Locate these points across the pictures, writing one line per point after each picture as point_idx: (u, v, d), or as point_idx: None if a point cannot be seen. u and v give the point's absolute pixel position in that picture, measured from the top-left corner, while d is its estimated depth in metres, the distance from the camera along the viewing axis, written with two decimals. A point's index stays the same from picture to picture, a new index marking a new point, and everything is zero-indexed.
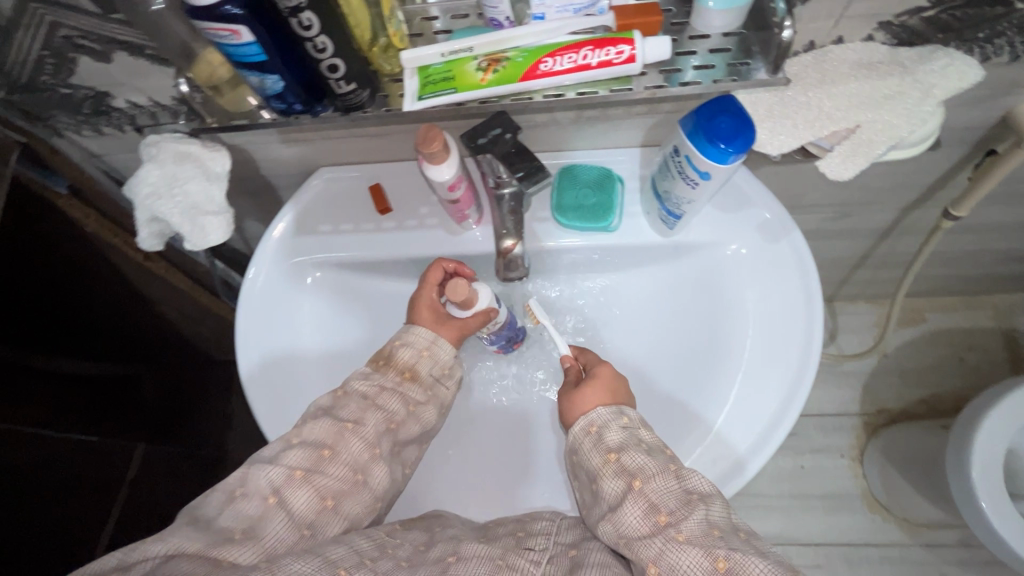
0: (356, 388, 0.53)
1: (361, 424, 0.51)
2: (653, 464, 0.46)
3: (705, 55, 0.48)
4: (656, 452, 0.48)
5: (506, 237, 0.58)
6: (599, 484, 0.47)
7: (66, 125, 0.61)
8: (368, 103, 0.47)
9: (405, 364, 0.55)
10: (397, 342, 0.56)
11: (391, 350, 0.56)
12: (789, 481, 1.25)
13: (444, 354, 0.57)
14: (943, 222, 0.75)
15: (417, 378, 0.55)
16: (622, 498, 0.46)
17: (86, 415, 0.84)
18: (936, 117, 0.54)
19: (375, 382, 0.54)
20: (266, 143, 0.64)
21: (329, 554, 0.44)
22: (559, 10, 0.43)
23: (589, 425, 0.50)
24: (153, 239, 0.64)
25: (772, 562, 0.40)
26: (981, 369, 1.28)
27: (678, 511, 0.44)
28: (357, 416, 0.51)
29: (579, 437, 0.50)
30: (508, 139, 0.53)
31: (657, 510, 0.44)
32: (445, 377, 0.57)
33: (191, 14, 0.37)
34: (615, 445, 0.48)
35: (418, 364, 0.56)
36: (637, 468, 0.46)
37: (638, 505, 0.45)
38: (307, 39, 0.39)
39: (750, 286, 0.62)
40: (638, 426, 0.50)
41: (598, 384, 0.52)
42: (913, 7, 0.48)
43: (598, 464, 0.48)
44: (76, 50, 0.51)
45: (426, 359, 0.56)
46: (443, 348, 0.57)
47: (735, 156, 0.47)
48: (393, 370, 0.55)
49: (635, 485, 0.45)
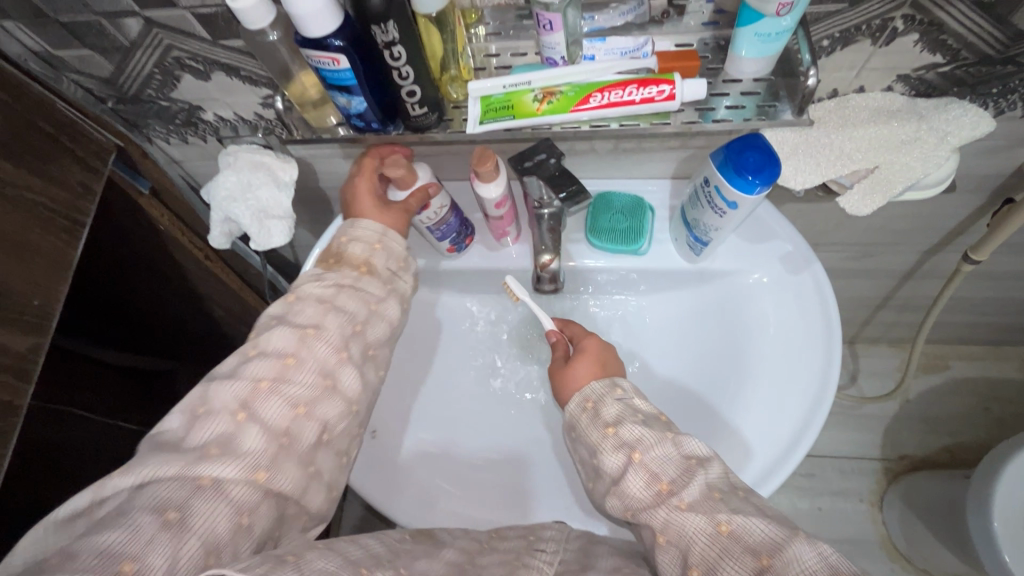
0: (311, 295, 0.54)
1: (322, 330, 0.52)
2: (649, 435, 0.49)
3: (736, 97, 0.53)
4: (650, 422, 0.51)
5: (544, 252, 0.62)
6: (601, 459, 0.50)
7: (158, 133, 0.70)
8: (434, 125, 0.53)
9: (359, 260, 0.57)
10: (346, 239, 0.58)
11: (341, 248, 0.58)
12: (805, 523, 1.23)
13: (395, 246, 0.59)
14: (964, 265, 0.78)
15: (373, 271, 0.57)
16: (624, 470, 0.49)
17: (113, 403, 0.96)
18: (950, 162, 0.58)
19: (330, 285, 0.55)
20: (330, 158, 0.71)
21: (347, 554, 0.43)
22: (607, 53, 0.50)
23: (585, 401, 0.53)
24: (222, 238, 0.71)
25: (773, 522, 0.43)
26: (1006, 420, 1.27)
27: (679, 479, 0.47)
28: (317, 323, 0.52)
29: (576, 414, 0.54)
30: (552, 164, 0.59)
31: (658, 478, 0.47)
32: (402, 271, 0.60)
33: (301, 43, 0.43)
34: (611, 419, 0.51)
35: (372, 258, 0.57)
36: (635, 440, 0.49)
37: (639, 475, 0.48)
38: (394, 67, 0.46)
39: (771, 312, 0.66)
40: (630, 396, 0.53)
41: (587, 358, 0.56)
42: (929, 63, 0.53)
43: (597, 439, 0.51)
44: (181, 69, 0.59)
45: (378, 252, 0.58)
46: (391, 240, 0.59)
47: (761, 188, 0.52)
48: (348, 268, 0.57)
49: (635, 457, 0.48)
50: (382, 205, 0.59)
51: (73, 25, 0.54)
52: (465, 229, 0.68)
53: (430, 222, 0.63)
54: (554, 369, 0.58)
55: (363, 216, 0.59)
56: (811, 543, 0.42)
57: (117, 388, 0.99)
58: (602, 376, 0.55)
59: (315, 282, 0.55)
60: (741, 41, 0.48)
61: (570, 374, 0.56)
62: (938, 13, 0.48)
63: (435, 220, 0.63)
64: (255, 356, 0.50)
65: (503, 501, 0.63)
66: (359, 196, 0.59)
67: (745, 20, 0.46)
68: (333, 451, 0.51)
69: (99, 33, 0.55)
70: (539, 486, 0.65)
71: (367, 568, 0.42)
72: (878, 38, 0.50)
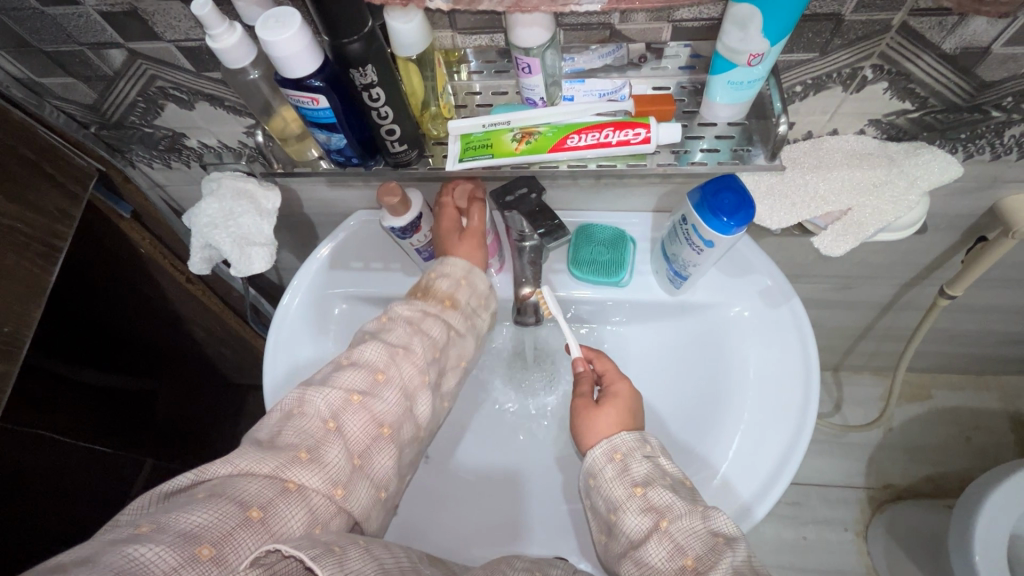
0: (400, 314, 0.57)
1: (410, 350, 0.55)
2: (680, 504, 0.50)
3: (711, 140, 0.54)
4: (681, 490, 0.51)
5: (524, 284, 0.62)
6: (620, 516, 0.51)
7: (141, 158, 0.69)
8: (415, 161, 0.53)
9: (444, 293, 0.59)
10: (433, 275, 0.60)
11: (428, 282, 0.60)
12: (790, 553, 1.22)
13: (478, 283, 0.61)
14: (940, 299, 0.79)
15: (456, 305, 0.59)
16: (647, 536, 0.49)
17: (99, 428, 0.97)
18: (921, 204, 0.60)
19: (418, 309, 0.58)
20: (314, 186, 0.71)
21: None
22: (585, 94, 0.52)
23: (613, 452, 0.53)
24: (203, 264, 0.70)
25: None
26: (987, 449, 1.28)
27: (705, 558, 0.47)
28: (406, 342, 0.55)
29: (601, 463, 0.53)
30: (533, 198, 0.59)
31: (683, 553, 0.48)
32: (482, 307, 0.62)
33: (282, 84, 0.44)
34: (640, 479, 0.52)
35: (457, 292, 0.60)
36: (665, 507, 0.50)
37: (663, 545, 0.48)
38: (372, 108, 0.46)
39: (751, 347, 0.66)
40: (658, 455, 0.54)
41: (615, 409, 0.56)
42: (899, 109, 0.54)
43: (623, 496, 0.51)
44: (165, 98, 0.59)
45: (464, 287, 0.60)
46: (475, 278, 0.61)
47: (737, 228, 0.53)
48: (433, 299, 0.59)
49: (662, 524, 0.49)
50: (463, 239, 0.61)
51: (58, 54, 0.54)
52: None
53: (420, 244, 0.64)
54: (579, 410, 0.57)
55: (452, 253, 0.61)
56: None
57: (97, 408, 0.97)
58: (632, 428, 0.56)
59: (405, 306, 0.58)
60: (714, 89, 0.49)
61: (595, 421, 0.56)
62: (906, 65, 0.50)
63: (425, 242, 0.64)
64: (349, 365, 0.53)
65: (496, 535, 0.63)
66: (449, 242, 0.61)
67: (718, 68, 0.47)
68: None
69: (83, 63, 0.55)
70: (532, 517, 0.65)
71: None
72: (849, 86, 0.52)
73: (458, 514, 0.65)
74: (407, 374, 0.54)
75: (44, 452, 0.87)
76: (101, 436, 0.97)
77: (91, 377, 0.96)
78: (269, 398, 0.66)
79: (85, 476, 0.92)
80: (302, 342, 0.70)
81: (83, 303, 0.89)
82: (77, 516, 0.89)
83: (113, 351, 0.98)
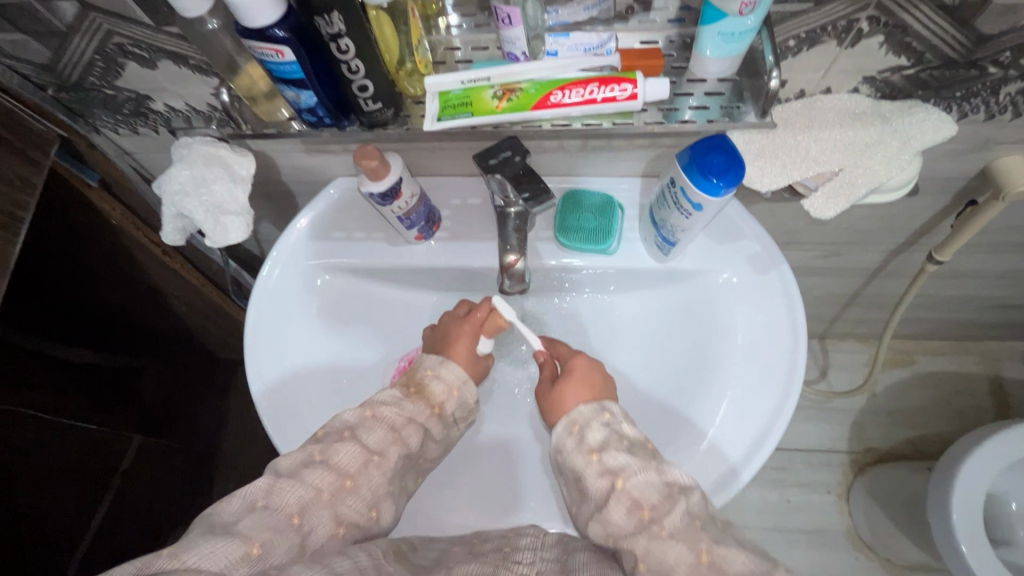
0: (385, 415, 0.56)
1: (384, 457, 0.54)
2: (634, 462, 0.50)
3: (701, 97, 0.53)
4: (636, 449, 0.52)
5: (508, 252, 0.60)
6: (584, 482, 0.52)
7: (105, 123, 0.66)
8: (391, 121, 0.52)
9: (435, 399, 0.59)
10: (430, 372, 0.60)
11: (424, 380, 0.60)
12: (774, 515, 1.25)
13: (468, 396, 0.62)
14: (928, 265, 0.79)
15: (442, 413, 0.60)
16: (607, 497, 0.50)
17: (87, 405, 0.95)
18: (913, 165, 0.58)
19: (405, 412, 0.57)
20: (291, 152, 0.68)
21: (336, 566, 0.47)
22: (570, 49, 0.49)
23: (572, 425, 0.54)
24: (176, 234, 0.68)
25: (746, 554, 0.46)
26: (967, 413, 1.30)
27: (660, 507, 0.47)
28: (382, 448, 0.54)
29: (561, 437, 0.55)
30: (517, 162, 0.57)
31: (639, 506, 0.48)
32: (462, 419, 0.62)
33: (243, 34, 0.42)
34: (596, 444, 0.52)
35: (446, 401, 0.60)
36: (618, 467, 0.50)
37: (621, 504, 0.49)
38: (342, 61, 0.44)
39: (739, 314, 0.66)
40: (618, 421, 0.54)
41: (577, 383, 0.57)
42: (895, 65, 0.52)
43: (581, 463, 0.52)
44: (125, 57, 0.55)
45: (454, 397, 0.60)
46: (467, 390, 0.61)
47: (727, 189, 0.51)
48: (424, 402, 0.59)
49: (618, 484, 0.49)
50: (472, 357, 0.63)
51: (4, 7, 0.50)
52: (432, 216, 0.67)
53: (400, 212, 0.62)
54: (544, 392, 0.59)
55: (451, 357, 0.62)
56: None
57: (84, 386, 0.94)
58: (592, 400, 0.56)
59: (393, 407, 0.57)
60: (705, 40, 0.47)
61: (562, 396, 0.57)
62: (903, 16, 0.48)
63: (405, 210, 0.62)
64: (318, 464, 0.51)
65: (482, 503, 0.63)
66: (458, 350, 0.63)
67: (709, 18, 0.45)
68: (287, 462, 0.51)
69: (32, 17, 0.51)
70: (517, 486, 0.65)
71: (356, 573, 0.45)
72: (843, 39, 0.50)
73: (448, 486, 0.65)
74: (376, 483, 0.53)
75: (36, 432, 0.85)
76: (91, 414, 0.95)
77: (74, 355, 0.93)
78: (253, 373, 0.65)
79: (80, 457, 0.91)
80: (286, 326, 0.68)
81: (54, 277, 0.86)
82: (65, 505, 0.88)
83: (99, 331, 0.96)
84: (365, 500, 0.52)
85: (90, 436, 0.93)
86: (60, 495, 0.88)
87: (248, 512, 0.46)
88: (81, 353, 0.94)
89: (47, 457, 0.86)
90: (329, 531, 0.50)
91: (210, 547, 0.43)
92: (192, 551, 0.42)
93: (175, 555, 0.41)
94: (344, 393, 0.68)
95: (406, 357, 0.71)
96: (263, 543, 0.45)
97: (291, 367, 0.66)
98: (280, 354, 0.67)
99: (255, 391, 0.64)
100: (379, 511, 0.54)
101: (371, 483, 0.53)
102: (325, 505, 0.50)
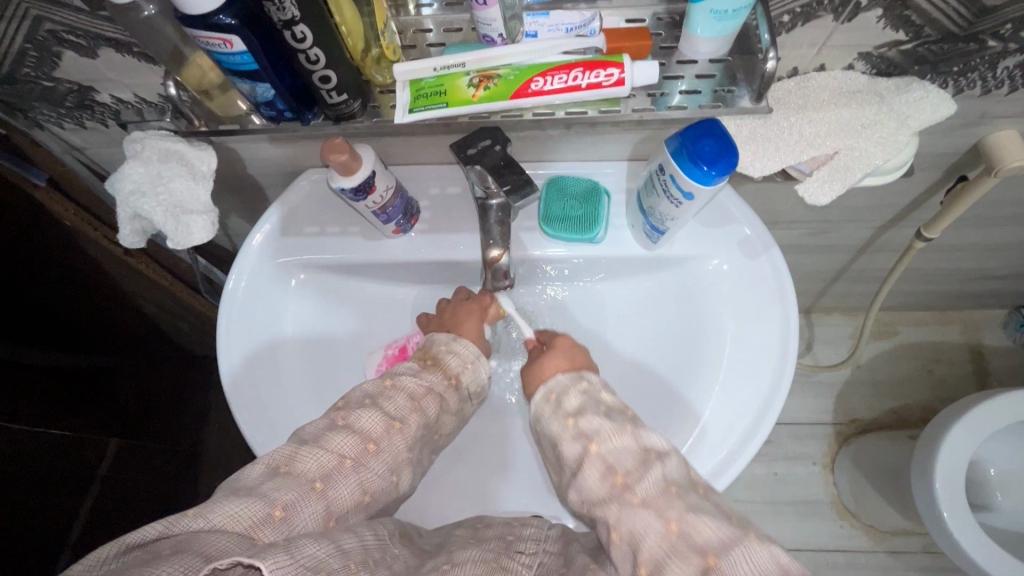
0: (405, 385, 0.53)
1: (405, 424, 0.51)
2: (608, 427, 0.49)
3: (691, 80, 0.50)
4: (613, 414, 0.50)
5: (492, 246, 0.57)
6: (560, 448, 0.51)
7: (48, 117, 0.61)
8: (359, 113, 0.49)
9: (451, 371, 0.56)
10: (443, 347, 0.57)
11: (438, 352, 0.57)
12: (761, 488, 1.27)
13: (482, 372, 0.58)
14: (916, 242, 0.77)
15: (458, 386, 0.56)
16: (581, 462, 0.49)
17: (65, 409, 0.89)
18: (910, 146, 0.57)
19: (425, 381, 0.54)
20: (254, 143, 0.64)
21: (343, 541, 0.44)
22: (551, 30, 0.45)
23: (548, 393, 0.53)
24: (136, 237, 0.63)
25: (721, 520, 0.44)
26: (948, 382, 1.33)
27: (634, 472, 0.46)
28: (403, 416, 0.51)
29: (539, 405, 0.54)
30: (497, 151, 0.54)
31: (614, 471, 0.47)
32: (476, 396, 0.58)
33: (187, 23, 0.39)
34: (572, 409, 0.51)
35: (462, 373, 0.56)
36: (593, 431, 0.49)
37: (596, 468, 0.48)
38: (300, 50, 0.42)
39: (729, 300, 0.64)
40: (597, 389, 0.53)
41: (558, 353, 0.57)
42: (891, 40, 0.50)
43: (558, 428, 0.51)
44: (60, 45, 0.51)
45: (469, 371, 0.57)
46: (482, 366, 0.58)
47: (718, 178, 0.49)
48: (440, 373, 0.55)
49: (592, 449, 0.48)
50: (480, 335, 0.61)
51: None
52: (411, 207, 0.64)
53: (375, 207, 0.59)
54: (526, 367, 0.58)
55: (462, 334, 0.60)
56: (763, 544, 0.42)
57: (59, 389, 0.88)
58: (570, 369, 0.55)
59: (414, 377, 0.54)
60: (695, 19, 0.44)
61: (541, 364, 0.56)
62: None
63: (380, 204, 0.59)
64: (342, 428, 0.49)
65: (474, 498, 0.61)
66: (466, 324, 0.60)
67: None
68: None
69: None
70: (510, 478, 0.63)
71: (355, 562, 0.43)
72: (840, 14, 0.47)
73: (436, 480, 0.62)
74: (398, 447, 0.50)
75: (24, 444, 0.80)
76: (65, 418, 0.89)
77: (44, 357, 0.86)
78: (227, 378, 0.61)
79: (59, 463, 0.86)
80: (259, 326, 0.65)
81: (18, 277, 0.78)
82: (51, 512, 0.84)
83: (61, 330, 0.88)
84: (387, 465, 0.50)
85: (66, 439, 0.88)
86: (46, 501, 0.83)
87: (271, 476, 0.44)
88: (53, 355, 0.87)
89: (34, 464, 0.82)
90: (354, 498, 0.47)
91: (233, 507, 0.41)
92: (216, 511, 0.40)
93: (199, 515, 0.39)
94: (325, 391, 0.65)
95: (395, 344, 0.67)
96: (287, 505, 0.43)
97: (268, 369, 0.63)
98: (253, 356, 0.63)
99: (227, 393, 0.61)
100: (399, 474, 0.51)
101: (395, 448, 0.50)
102: (350, 471, 0.47)
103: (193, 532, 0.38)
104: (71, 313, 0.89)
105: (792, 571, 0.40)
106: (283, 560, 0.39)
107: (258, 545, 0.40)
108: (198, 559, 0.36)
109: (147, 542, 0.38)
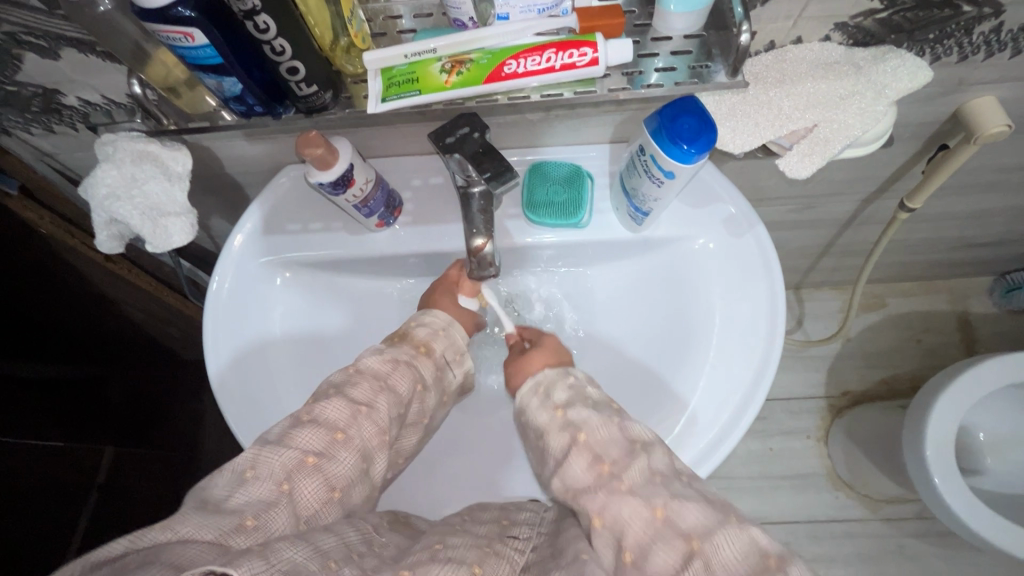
0: (368, 367, 0.53)
1: (374, 408, 0.51)
2: (596, 418, 0.49)
3: (666, 57, 0.50)
4: (600, 406, 0.51)
5: (476, 236, 0.56)
6: (547, 440, 0.51)
7: (15, 124, 0.59)
8: (331, 104, 0.49)
9: (420, 339, 0.58)
10: (413, 322, 0.59)
11: (407, 329, 0.59)
12: (756, 464, 1.29)
13: (457, 336, 0.60)
14: (899, 213, 0.77)
15: (431, 353, 0.57)
16: (568, 452, 0.49)
17: (67, 422, 0.89)
18: (888, 116, 0.56)
19: (389, 357, 0.54)
20: (230, 141, 0.63)
21: (322, 541, 0.43)
22: (523, 11, 0.45)
23: (538, 387, 0.54)
24: (113, 241, 0.62)
25: (707, 507, 0.44)
26: (937, 351, 1.34)
27: (621, 461, 0.47)
28: (369, 399, 0.51)
29: (528, 398, 0.54)
30: (475, 138, 0.53)
31: (601, 460, 0.47)
32: (456, 362, 0.59)
33: (144, 18, 0.39)
34: (562, 402, 0.52)
35: (433, 340, 0.58)
36: (582, 422, 0.49)
37: (583, 456, 0.48)
38: (264, 41, 0.42)
39: (717, 278, 0.64)
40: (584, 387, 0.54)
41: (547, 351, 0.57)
42: (868, 9, 0.50)
43: (547, 420, 0.51)
44: (20, 47, 0.49)
45: (441, 337, 0.59)
46: (455, 331, 0.60)
47: (699, 156, 0.49)
48: (408, 344, 0.57)
49: (580, 438, 0.49)
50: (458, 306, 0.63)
51: None
52: (393, 201, 0.63)
53: (355, 200, 0.58)
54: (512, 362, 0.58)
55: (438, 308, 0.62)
56: (741, 529, 0.42)
57: (59, 398, 0.88)
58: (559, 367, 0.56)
59: (376, 356, 0.54)
60: None
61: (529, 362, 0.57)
62: None
63: (361, 197, 0.58)
64: (307, 423, 0.48)
65: (469, 487, 0.61)
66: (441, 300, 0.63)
67: None
68: None
69: None
70: (503, 463, 0.63)
71: (337, 559, 0.43)
72: None
73: (429, 471, 0.63)
74: (367, 434, 0.50)
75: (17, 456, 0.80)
76: (57, 431, 0.87)
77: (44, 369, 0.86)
78: (217, 379, 0.61)
79: (50, 478, 0.85)
80: (245, 328, 0.64)
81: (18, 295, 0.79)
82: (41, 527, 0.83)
83: (66, 344, 0.89)
84: (357, 454, 0.49)
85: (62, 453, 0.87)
86: (39, 515, 0.83)
87: (239, 483, 0.44)
88: (59, 368, 0.88)
89: (26, 476, 0.81)
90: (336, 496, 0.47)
91: (204, 517, 0.40)
92: (185, 523, 0.40)
93: (167, 527, 0.39)
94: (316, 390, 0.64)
95: None
96: (258, 514, 0.43)
97: (257, 369, 0.62)
98: (242, 357, 0.62)
99: (217, 395, 0.60)
100: (370, 460, 0.50)
101: (364, 434, 0.50)
102: (318, 476, 0.47)
103: (161, 544, 0.38)
104: (73, 322, 0.89)
105: (772, 555, 0.40)
106: (259, 564, 0.38)
107: (231, 551, 0.40)
108: (168, 569, 0.36)
109: (116, 557, 0.37)
